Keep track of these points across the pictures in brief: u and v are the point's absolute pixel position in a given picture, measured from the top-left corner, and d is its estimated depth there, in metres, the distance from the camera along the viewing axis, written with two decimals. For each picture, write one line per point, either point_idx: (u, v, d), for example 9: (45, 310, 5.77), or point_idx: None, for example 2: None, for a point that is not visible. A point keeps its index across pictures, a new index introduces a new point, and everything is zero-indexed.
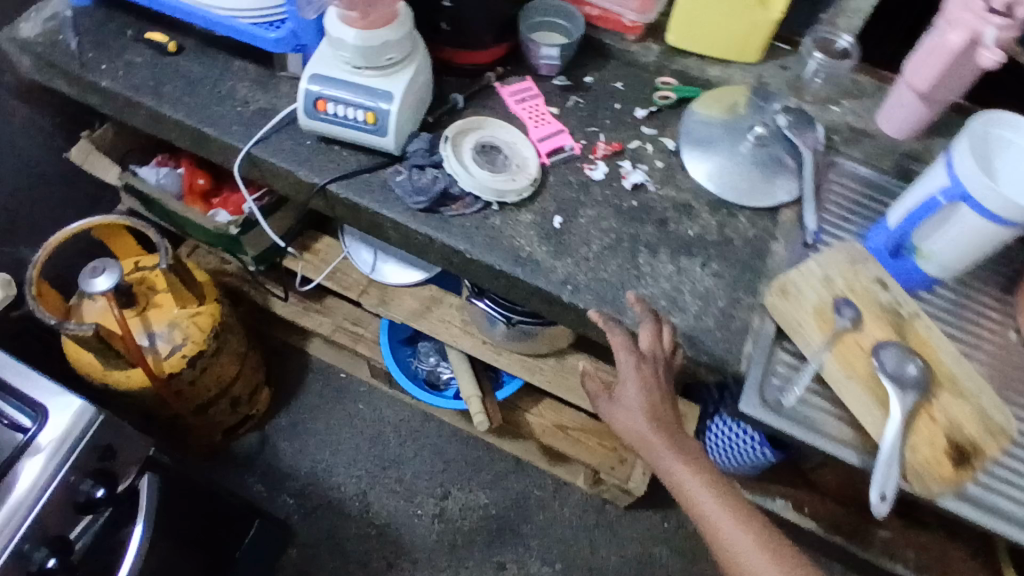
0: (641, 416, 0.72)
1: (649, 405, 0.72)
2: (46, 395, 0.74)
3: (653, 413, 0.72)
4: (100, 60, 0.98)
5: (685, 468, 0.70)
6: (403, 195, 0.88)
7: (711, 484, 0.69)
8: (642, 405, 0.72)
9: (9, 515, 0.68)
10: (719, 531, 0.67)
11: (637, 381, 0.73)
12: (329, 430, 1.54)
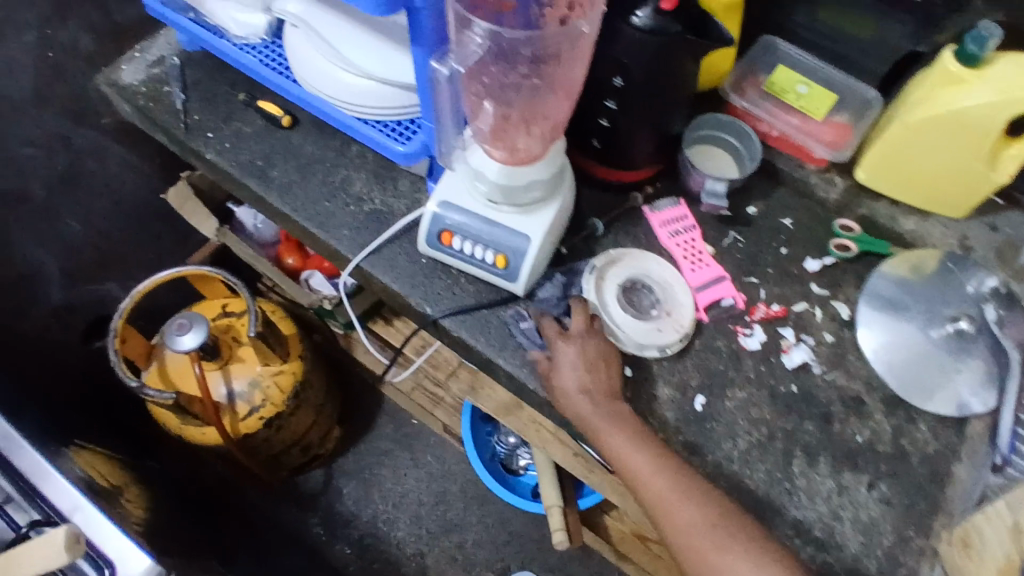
0: (582, 394, 0.71)
1: (593, 382, 0.71)
2: (117, 550, 0.71)
3: (595, 389, 0.71)
4: (204, 126, 0.89)
5: (630, 451, 0.69)
6: (527, 345, 0.77)
7: (658, 466, 0.68)
8: (582, 385, 0.71)
9: None
10: (674, 511, 0.66)
11: (572, 354, 0.72)
12: (395, 479, 1.45)
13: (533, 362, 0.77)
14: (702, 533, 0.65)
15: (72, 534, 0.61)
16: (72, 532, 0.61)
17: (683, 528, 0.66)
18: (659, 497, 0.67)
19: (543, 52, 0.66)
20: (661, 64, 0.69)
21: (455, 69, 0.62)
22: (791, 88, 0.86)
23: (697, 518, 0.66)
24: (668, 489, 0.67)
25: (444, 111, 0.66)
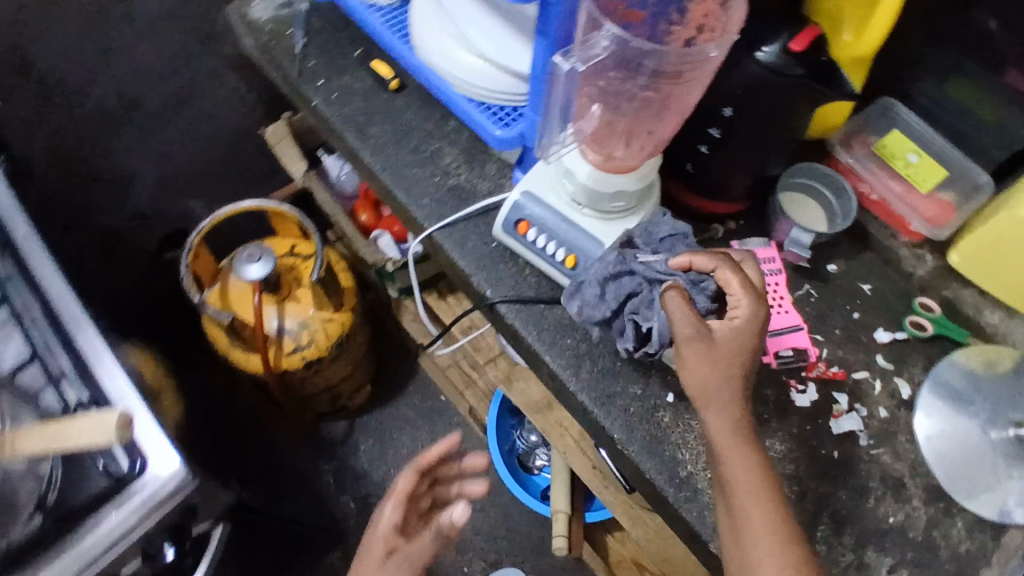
0: (710, 365, 0.63)
1: (728, 362, 0.63)
2: (152, 448, 0.72)
3: (728, 367, 0.63)
4: (317, 73, 0.93)
5: (734, 439, 0.62)
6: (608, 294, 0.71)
7: (756, 466, 0.61)
8: (719, 354, 0.63)
9: (77, 560, 0.68)
10: (747, 516, 0.60)
11: (748, 320, 0.64)
12: (411, 448, 1.48)
13: (578, 366, 0.78)
14: (763, 548, 0.58)
15: (120, 421, 0.62)
16: (120, 421, 0.62)
17: (747, 533, 0.59)
18: (741, 496, 0.61)
19: (663, 67, 0.65)
20: (773, 102, 0.69)
21: (575, 65, 0.63)
22: (902, 154, 0.85)
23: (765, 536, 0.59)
24: (752, 491, 0.60)
25: (554, 107, 0.68)
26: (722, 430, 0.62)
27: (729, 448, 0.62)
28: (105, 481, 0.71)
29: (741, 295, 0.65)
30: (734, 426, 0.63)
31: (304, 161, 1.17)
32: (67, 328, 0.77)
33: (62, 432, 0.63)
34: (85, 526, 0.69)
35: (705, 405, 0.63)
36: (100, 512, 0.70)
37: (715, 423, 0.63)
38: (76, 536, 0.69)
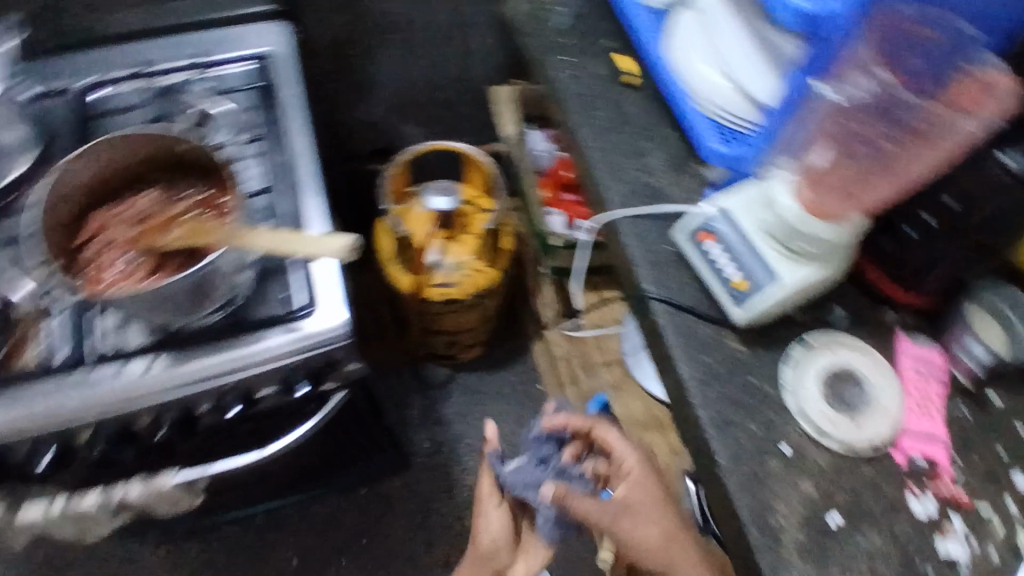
0: (631, 496, 0.84)
1: (653, 487, 0.85)
2: (324, 299, 0.83)
3: (648, 492, 0.85)
4: (567, 50, 1.01)
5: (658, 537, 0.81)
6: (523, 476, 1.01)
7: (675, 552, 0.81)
8: (629, 503, 0.83)
9: (236, 358, 0.79)
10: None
11: (656, 505, 0.83)
12: (494, 419, 1.53)
13: (706, 384, 0.80)
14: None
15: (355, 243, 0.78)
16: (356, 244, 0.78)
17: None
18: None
19: (908, 124, 0.76)
20: (1001, 206, 0.69)
21: (844, 92, 0.77)
22: None
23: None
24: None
25: (810, 116, 0.81)
26: (645, 530, 0.81)
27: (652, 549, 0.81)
28: (279, 308, 0.82)
29: (633, 480, 0.86)
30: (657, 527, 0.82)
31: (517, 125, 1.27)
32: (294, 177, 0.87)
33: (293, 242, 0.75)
34: (252, 335, 0.80)
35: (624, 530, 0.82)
36: (268, 330, 0.81)
37: (638, 526, 0.82)
38: (244, 343, 0.79)
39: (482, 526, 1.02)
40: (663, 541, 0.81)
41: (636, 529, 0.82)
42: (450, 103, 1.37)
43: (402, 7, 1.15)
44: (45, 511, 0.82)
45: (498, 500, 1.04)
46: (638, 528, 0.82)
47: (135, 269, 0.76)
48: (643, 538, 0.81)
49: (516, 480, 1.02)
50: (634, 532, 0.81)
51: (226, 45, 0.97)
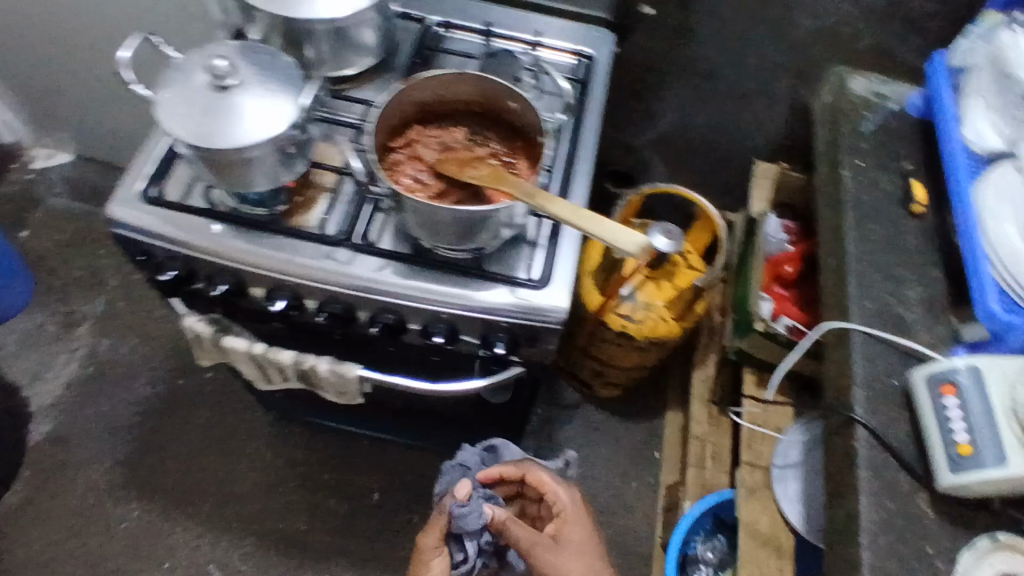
0: (563, 542, 0.93)
1: (582, 533, 0.95)
2: (557, 277, 0.82)
3: (581, 539, 0.94)
4: (862, 157, 1.01)
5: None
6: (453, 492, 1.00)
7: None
8: (551, 542, 0.91)
9: (461, 294, 0.81)
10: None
11: (584, 536, 0.95)
12: (602, 463, 1.55)
13: (882, 528, 0.77)
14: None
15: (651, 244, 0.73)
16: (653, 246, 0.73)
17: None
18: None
19: None
20: None
21: None
22: None
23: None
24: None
25: None
26: (571, 567, 0.89)
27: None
28: (515, 268, 0.84)
29: (572, 522, 0.96)
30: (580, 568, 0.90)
31: (767, 205, 1.27)
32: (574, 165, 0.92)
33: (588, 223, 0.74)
34: (482, 280, 0.82)
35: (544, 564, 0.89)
36: (499, 285, 0.82)
37: (560, 560, 0.89)
38: (475, 287, 0.82)
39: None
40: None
41: (565, 565, 0.89)
42: (710, 160, 1.33)
43: (720, 58, 1.12)
44: (249, 347, 0.89)
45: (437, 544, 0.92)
46: (567, 563, 0.89)
47: (428, 185, 0.81)
48: (572, 572, 0.89)
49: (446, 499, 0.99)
50: (566, 565, 0.89)
51: (564, 32, 1.04)
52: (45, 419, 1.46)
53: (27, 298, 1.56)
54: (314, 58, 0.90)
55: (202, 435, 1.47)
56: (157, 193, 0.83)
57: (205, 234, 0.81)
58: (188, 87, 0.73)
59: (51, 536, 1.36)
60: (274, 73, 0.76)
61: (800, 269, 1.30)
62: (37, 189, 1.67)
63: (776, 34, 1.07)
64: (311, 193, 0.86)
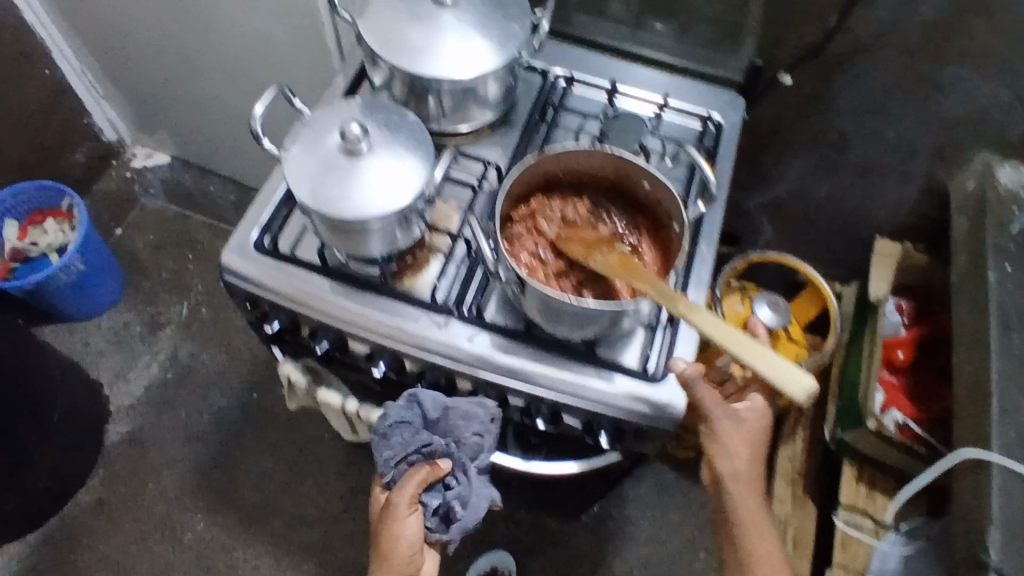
0: (736, 468, 0.81)
1: (740, 455, 0.81)
2: (675, 373, 0.78)
3: (747, 460, 0.82)
4: (1011, 257, 0.91)
5: (753, 515, 0.83)
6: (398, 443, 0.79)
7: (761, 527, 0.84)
8: (737, 478, 0.81)
9: (572, 381, 0.77)
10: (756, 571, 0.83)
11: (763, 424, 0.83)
12: (672, 527, 1.50)
13: None
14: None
15: (804, 385, 0.68)
16: (806, 387, 0.67)
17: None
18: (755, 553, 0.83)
19: None
20: None
21: None
22: None
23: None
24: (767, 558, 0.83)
25: None
26: (739, 504, 0.82)
27: (753, 519, 0.83)
28: (630, 357, 0.80)
29: (754, 409, 0.83)
30: (750, 494, 0.82)
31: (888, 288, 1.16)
32: (696, 246, 0.85)
33: (732, 342, 0.69)
34: (595, 367, 0.78)
35: (734, 509, 0.83)
36: (613, 374, 0.77)
37: (738, 501, 0.82)
38: (587, 374, 0.77)
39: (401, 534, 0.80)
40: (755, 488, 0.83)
41: (741, 508, 0.83)
42: (823, 229, 1.25)
43: (854, 131, 1.04)
44: (342, 403, 0.87)
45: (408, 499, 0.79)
46: (741, 507, 0.82)
47: (546, 262, 0.76)
48: (744, 514, 0.83)
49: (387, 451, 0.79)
50: (741, 504, 0.82)
51: (693, 93, 0.97)
52: (124, 419, 1.49)
53: (119, 297, 1.60)
54: (434, 115, 0.87)
55: (272, 452, 1.47)
56: (270, 243, 0.81)
57: (313, 290, 0.79)
58: (317, 147, 0.71)
59: (121, 537, 1.39)
60: (403, 135, 0.73)
61: (912, 355, 1.21)
62: (135, 188, 1.71)
63: (923, 115, 0.97)
64: (422, 254, 0.83)
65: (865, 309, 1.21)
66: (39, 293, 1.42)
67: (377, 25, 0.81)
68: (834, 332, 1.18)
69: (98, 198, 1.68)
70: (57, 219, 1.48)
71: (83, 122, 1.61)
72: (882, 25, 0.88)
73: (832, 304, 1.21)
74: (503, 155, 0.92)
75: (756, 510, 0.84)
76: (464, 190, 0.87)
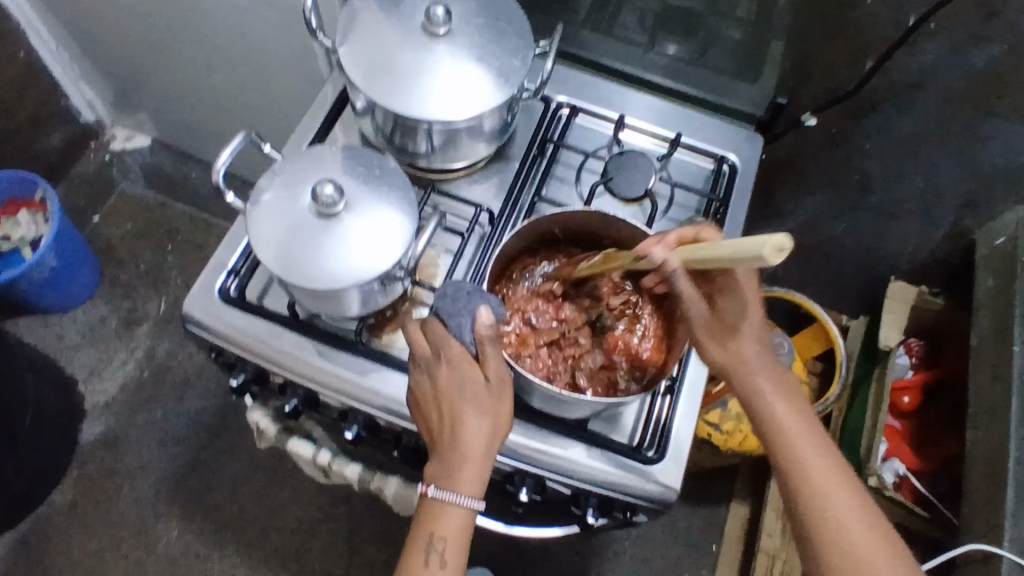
0: (751, 350, 0.65)
1: (761, 343, 0.66)
2: (672, 453, 0.73)
3: (763, 343, 0.66)
4: None
5: (792, 416, 0.64)
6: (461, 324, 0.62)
7: (809, 430, 0.64)
8: (748, 362, 0.65)
9: (560, 456, 0.72)
10: (827, 491, 0.61)
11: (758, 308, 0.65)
12: (657, 550, 1.43)
13: None
14: (864, 539, 0.59)
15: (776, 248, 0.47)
16: (777, 243, 0.47)
17: (829, 521, 0.60)
18: (808, 463, 0.62)
19: None
20: None
21: None
22: None
23: (858, 525, 0.60)
24: (831, 476, 0.62)
25: None
26: (772, 408, 0.64)
27: (792, 417, 0.64)
28: (623, 432, 0.75)
29: (739, 300, 0.64)
30: (786, 398, 0.65)
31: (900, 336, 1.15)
32: None
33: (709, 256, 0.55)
34: (585, 443, 0.72)
35: (758, 407, 0.65)
36: (604, 451, 0.72)
37: (762, 394, 0.65)
38: (578, 451, 0.72)
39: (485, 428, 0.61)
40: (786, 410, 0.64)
41: (769, 401, 0.64)
42: (835, 264, 1.20)
43: (878, 172, 1.00)
44: (314, 455, 0.81)
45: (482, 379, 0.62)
46: (770, 404, 0.64)
47: (535, 330, 0.70)
48: (778, 409, 0.64)
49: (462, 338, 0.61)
50: (772, 399, 0.64)
51: (706, 126, 0.89)
52: (98, 419, 1.45)
53: (93, 289, 1.54)
54: (423, 150, 0.78)
55: (250, 459, 1.43)
56: (237, 290, 0.75)
57: (283, 346, 0.73)
58: (290, 202, 0.65)
59: (94, 543, 1.35)
60: (386, 191, 0.67)
61: (919, 399, 1.20)
62: (114, 172, 1.64)
63: (957, 165, 0.93)
64: (403, 307, 0.76)
65: (874, 351, 1.20)
66: (11, 289, 1.36)
67: (362, 51, 0.73)
68: (842, 379, 1.13)
69: (73, 182, 1.61)
70: (31, 210, 1.42)
71: (60, 103, 1.52)
72: (922, 70, 0.84)
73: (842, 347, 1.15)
74: (496, 195, 0.84)
75: (793, 410, 0.65)
76: (453, 236, 0.81)
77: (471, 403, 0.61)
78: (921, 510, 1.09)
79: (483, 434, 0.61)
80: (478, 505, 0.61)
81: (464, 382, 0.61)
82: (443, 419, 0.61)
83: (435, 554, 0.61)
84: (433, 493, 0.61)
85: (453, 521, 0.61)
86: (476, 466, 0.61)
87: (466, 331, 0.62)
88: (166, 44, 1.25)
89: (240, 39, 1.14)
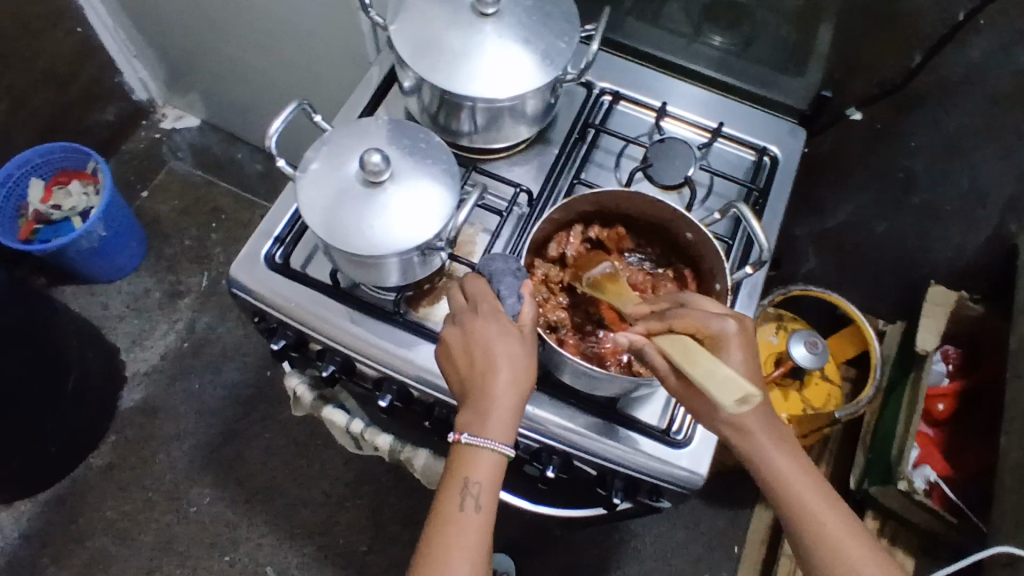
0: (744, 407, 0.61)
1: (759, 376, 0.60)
2: (702, 437, 0.72)
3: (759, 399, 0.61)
4: None
5: (791, 465, 0.61)
6: (504, 286, 0.64)
7: (806, 470, 0.61)
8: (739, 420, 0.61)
9: (589, 434, 0.72)
10: (830, 539, 0.59)
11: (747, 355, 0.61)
12: (679, 550, 1.42)
13: None
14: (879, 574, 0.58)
15: (745, 395, 0.53)
16: (747, 395, 0.53)
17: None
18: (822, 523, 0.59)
19: None
20: None
21: None
22: None
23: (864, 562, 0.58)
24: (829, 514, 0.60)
25: None
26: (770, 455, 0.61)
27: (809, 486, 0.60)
28: (653, 417, 0.75)
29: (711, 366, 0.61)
30: (788, 449, 0.62)
31: (936, 341, 1.12)
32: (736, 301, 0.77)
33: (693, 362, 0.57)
34: (615, 422, 0.73)
35: (780, 485, 0.60)
36: (632, 434, 0.72)
37: (770, 457, 0.61)
38: (606, 431, 0.72)
39: (518, 369, 0.61)
40: (767, 437, 0.61)
41: (792, 480, 0.60)
42: (874, 266, 1.19)
43: (923, 171, 0.99)
44: (348, 423, 0.83)
45: (518, 327, 0.62)
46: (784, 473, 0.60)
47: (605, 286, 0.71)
48: (783, 465, 0.61)
49: (506, 286, 0.64)
50: (778, 457, 0.61)
51: (750, 116, 0.89)
52: (138, 386, 1.49)
53: (139, 262, 1.59)
54: (466, 129, 0.80)
55: (281, 433, 1.46)
56: (281, 257, 0.77)
57: (321, 313, 0.74)
58: (338, 169, 0.67)
59: (128, 505, 1.40)
60: (430, 163, 0.69)
61: (954, 407, 1.19)
62: (163, 150, 1.70)
63: (1004, 167, 0.92)
64: (441, 282, 0.78)
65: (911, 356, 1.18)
66: (61, 256, 1.42)
67: (412, 29, 0.75)
68: (875, 387, 1.12)
69: (124, 158, 1.69)
70: (82, 181, 1.50)
71: (115, 80, 1.58)
72: (972, 69, 0.84)
73: (878, 351, 1.14)
74: (535, 177, 0.85)
75: (798, 465, 0.61)
76: (491, 215, 0.82)
77: (502, 350, 0.61)
78: (949, 517, 1.08)
79: (514, 380, 0.61)
80: (509, 450, 0.60)
81: (497, 330, 0.61)
82: (474, 366, 0.61)
83: (469, 498, 0.60)
84: (466, 438, 0.60)
85: (487, 465, 0.60)
86: (507, 411, 0.61)
87: (505, 287, 0.64)
88: (221, 26, 1.29)
89: (288, 20, 1.16)
